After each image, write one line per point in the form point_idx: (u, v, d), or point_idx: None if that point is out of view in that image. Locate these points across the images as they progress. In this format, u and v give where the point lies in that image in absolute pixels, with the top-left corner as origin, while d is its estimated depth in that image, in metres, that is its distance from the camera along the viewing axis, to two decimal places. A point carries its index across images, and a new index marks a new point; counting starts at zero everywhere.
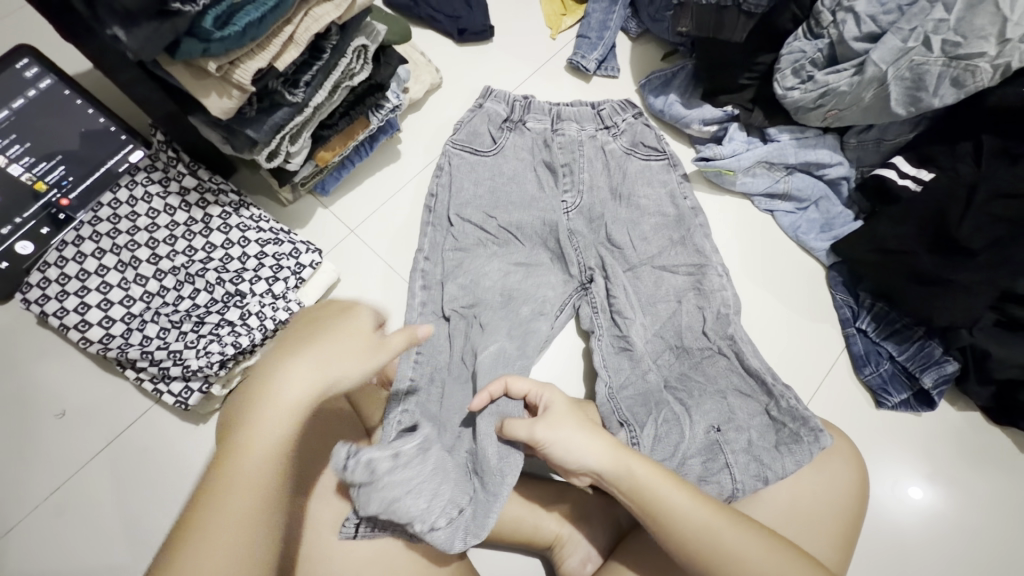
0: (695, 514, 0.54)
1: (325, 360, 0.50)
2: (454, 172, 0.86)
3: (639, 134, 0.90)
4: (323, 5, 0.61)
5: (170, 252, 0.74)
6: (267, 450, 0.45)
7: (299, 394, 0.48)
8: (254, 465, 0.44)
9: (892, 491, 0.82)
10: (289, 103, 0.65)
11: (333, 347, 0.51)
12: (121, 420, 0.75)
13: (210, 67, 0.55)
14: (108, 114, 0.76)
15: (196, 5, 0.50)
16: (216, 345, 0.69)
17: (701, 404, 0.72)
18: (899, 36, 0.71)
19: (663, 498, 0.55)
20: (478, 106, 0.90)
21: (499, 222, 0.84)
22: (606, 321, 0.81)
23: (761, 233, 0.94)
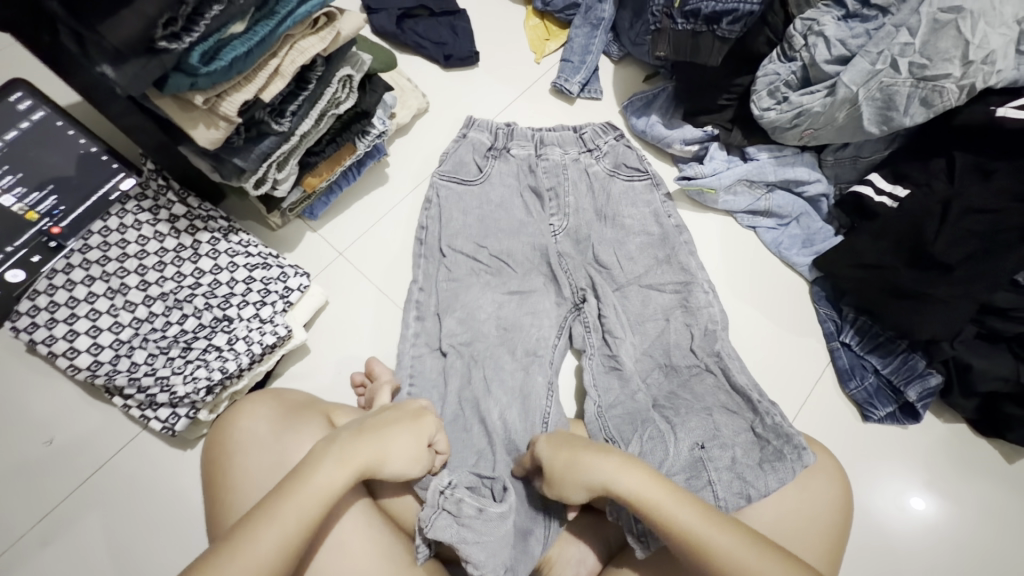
0: (699, 526, 0.54)
1: (377, 448, 0.57)
2: (444, 205, 0.87)
3: (621, 156, 0.92)
4: (308, 38, 0.63)
5: (159, 278, 0.75)
6: (305, 504, 0.50)
7: (341, 483, 0.53)
8: (291, 513, 0.49)
9: (891, 502, 0.83)
10: (276, 132, 0.66)
11: (389, 436, 0.59)
12: (109, 447, 0.75)
13: (197, 100, 0.57)
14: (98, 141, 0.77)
15: (183, 43, 0.51)
16: (204, 370, 0.69)
17: (687, 421, 0.71)
18: (867, 59, 0.73)
19: (671, 510, 0.55)
20: (462, 136, 0.92)
21: (491, 252, 0.85)
22: (599, 342, 0.82)
23: (741, 245, 0.95)
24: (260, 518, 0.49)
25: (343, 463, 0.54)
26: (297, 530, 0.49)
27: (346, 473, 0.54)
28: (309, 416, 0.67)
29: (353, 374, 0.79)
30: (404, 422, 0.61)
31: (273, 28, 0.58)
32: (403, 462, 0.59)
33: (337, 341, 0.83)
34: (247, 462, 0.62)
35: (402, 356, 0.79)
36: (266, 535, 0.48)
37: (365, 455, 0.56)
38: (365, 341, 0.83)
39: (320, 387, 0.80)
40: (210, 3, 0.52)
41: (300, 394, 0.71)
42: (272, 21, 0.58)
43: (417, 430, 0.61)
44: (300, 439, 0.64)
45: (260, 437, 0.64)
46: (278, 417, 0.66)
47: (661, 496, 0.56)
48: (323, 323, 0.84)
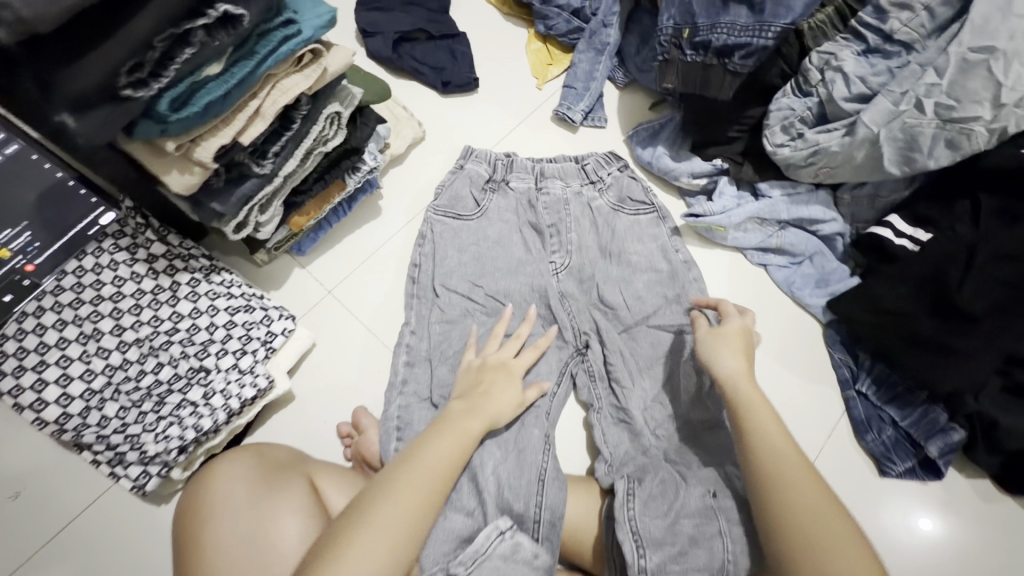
0: (773, 435, 0.60)
1: (496, 406, 0.69)
2: (437, 241, 0.83)
3: (627, 190, 0.88)
4: (292, 77, 0.59)
5: (135, 322, 0.70)
6: (452, 441, 0.62)
7: (476, 426, 0.65)
8: (444, 446, 0.61)
9: (900, 521, 0.79)
10: (257, 174, 0.62)
11: (501, 394, 0.70)
12: (79, 500, 0.70)
13: (168, 146, 0.53)
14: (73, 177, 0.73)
15: (151, 89, 0.48)
16: (177, 428, 0.66)
17: (699, 470, 0.69)
18: (890, 98, 0.69)
19: (756, 415, 0.61)
20: (459, 167, 0.88)
21: (487, 290, 0.81)
22: (604, 393, 0.79)
23: (750, 285, 0.91)
24: (424, 445, 0.61)
25: (473, 415, 0.66)
26: (454, 459, 0.61)
27: (477, 419, 0.66)
28: (289, 479, 0.63)
29: (340, 424, 0.76)
30: (502, 382, 0.72)
31: (252, 69, 0.54)
32: (508, 409, 0.70)
33: (321, 387, 0.78)
34: (222, 532, 0.58)
35: (389, 406, 0.74)
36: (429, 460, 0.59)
37: (485, 407, 0.68)
38: (350, 386, 0.79)
39: (304, 434, 0.76)
40: (182, 46, 0.48)
41: (285, 450, 0.66)
42: (251, 61, 0.54)
43: (513, 382, 0.73)
44: (277, 507, 0.60)
45: (238, 501, 0.59)
46: (257, 478, 0.61)
47: (758, 400, 0.62)
48: (307, 368, 0.79)
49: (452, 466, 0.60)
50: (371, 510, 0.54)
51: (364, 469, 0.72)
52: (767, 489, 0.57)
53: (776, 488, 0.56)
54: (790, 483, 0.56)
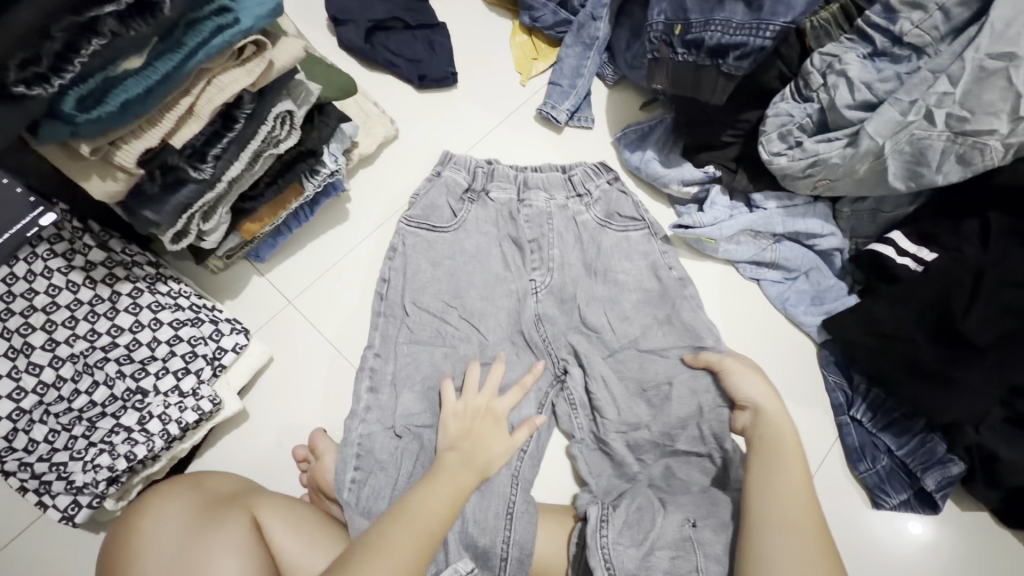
0: (787, 477, 0.58)
1: (488, 458, 0.65)
2: (409, 253, 0.77)
3: (616, 205, 0.81)
4: (231, 71, 0.52)
5: (70, 337, 0.64)
6: (449, 488, 0.59)
7: (469, 479, 0.62)
8: (443, 492, 0.59)
9: (887, 518, 0.77)
10: (196, 180, 0.56)
11: (494, 443, 0.66)
12: (4, 530, 0.63)
13: (83, 150, 0.47)
14: None
15: (51, 86, 0.42)
16: (107, 457, 0.60)
17: (678, 497, 0.64)
18: (897, 108, 0.63)
19: (780, 453, 0.60)
20: (436, 174, 0.82)
21: (461, 313, 0.75)
22: (588, 420, 0.74)
23: (743, 303, 0.85)
24: (421, 489, 0.59)
25: (468, 465, 0.63)
26: (445, 508, 0.57)
27: (472, 472, 0.62)
28: (227, 514, 0.56)
29: (296, 448, 0.71)
30: (490, 430, 0.67)
31: (180, 63, 0.48)
32: (501, 455, 0.66)
33: (279, 405, 0.73)
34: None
35: (348, 434, 0.68)
36: (425, 506, 0.57)
37: (477, 459, 0.64)
38: (310, 406, 0.74)
39: (257, 456, 0.71)
40: (89, 37, 0.42)
41: (227, 479, 0.60)
42: (178, 54, 0.47)
43: (501, 429, 0.68)
44: (210, 548, 0.53)
45: (167, 542, 0.52)
46: (192, 516, 0.54)
47: (787, 441, 0.61)
48: (262, 387, 0.74)
49: (443, 516, 0.57)
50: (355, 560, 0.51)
51: (319, 498, 0.67)
52: (753, 524, 0.56)
53: (770, 530, 0.55)
54: (783, 525, 0.55)
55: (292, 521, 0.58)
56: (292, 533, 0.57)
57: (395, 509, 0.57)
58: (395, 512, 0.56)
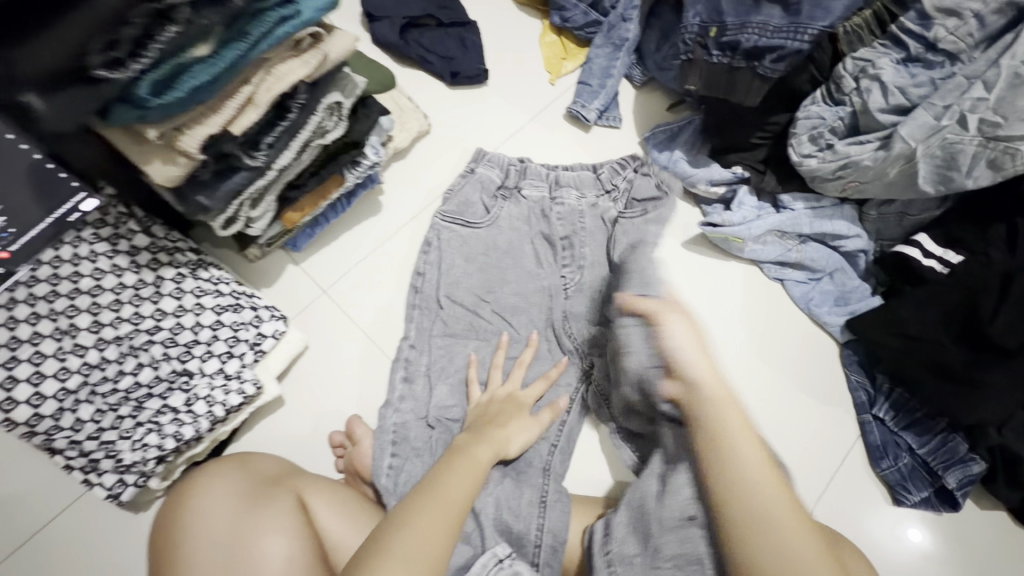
0: (750, 467, 0.50)
1: (513, 439, 0.66)
2: (444, 249, 0.79)
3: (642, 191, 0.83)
4: (288, 62, 0.54)
5: (115, 319, 0.65)
6: (469, 466, 0.58)
7: (487, 452, 0.61)
8: (464, 464, 0.58)
9: (886, 530, 0.77)
10: (248, 167, 0.58)
11: (519, 426, 0.68)
12: (48, 508, 0.66)
13: (150, 134, 0.48)
14: None
15: (127, 71, 0.43)
16: (156, 436, 0.63)
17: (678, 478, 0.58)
18: (931, 112, 0.64)
19: (733, 435, 0.52)
20: (470, 170, 0.83)
21: (494, 307, 0.77)
22: None
23: (734, 301, 0.86)
24: (439, 469, 0.58)
25: (483, 444, 0.62)
26: (471, 484, 0.57)
27: (490, 448, 0.62)
28: (275, 494, 0.58)
29: (332, 434, 0.72)
30: (513, 413, 0.69)
31: (244, 52, 0.49)
32: (521, 433, 0.67)
33: (313, 392, 0.74)
34: (199, 553, 0.52)
35: (383, 422, 0.70)
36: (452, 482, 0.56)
37: (494, 437, 0.64)
38: (345, 394, 0.75)
39: (292, 441, 0.72)
40: (164, 24, 0.43)
41: (273, 462, 0.62)
42: (243, 44, 0.48)
43: (522, 413, 0.69)
44: (261, 524, 0.55)
45: (221, 517, 0.54)
46: (242, 495, 0.56)
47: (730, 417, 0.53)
48: (299, 373, 0.75)
49: (467, 497, 0.55)
50: (394, 524, 0.50)
51: (356, 482, 0.69)
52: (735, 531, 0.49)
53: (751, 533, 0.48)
54: (767, 525, 0.48)
55: (335, 502, 0.60)
56: (338, 516, 0.59)
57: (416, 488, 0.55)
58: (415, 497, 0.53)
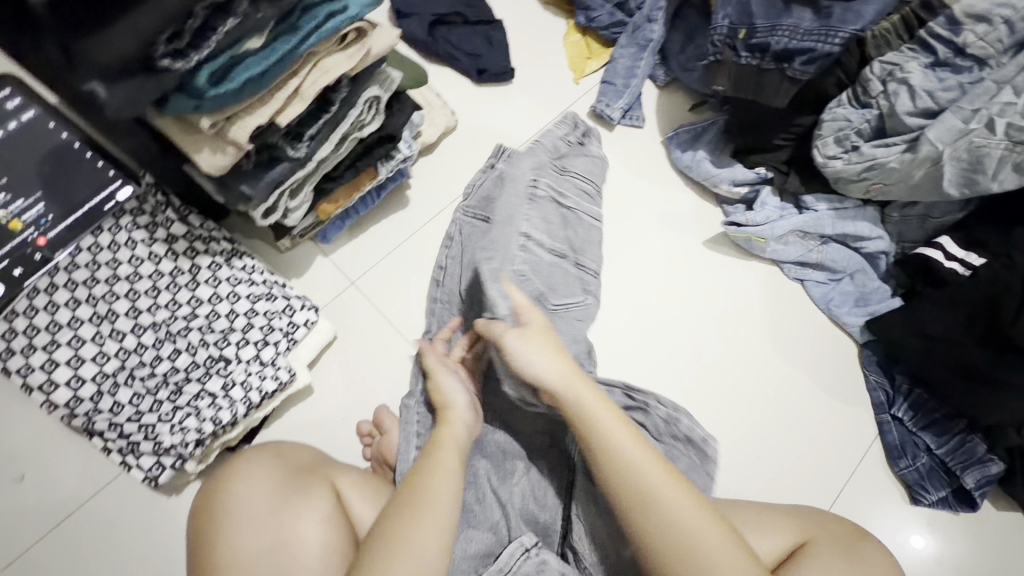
0: (627, 452, 0.54)
1: (455, 396, 0.65)
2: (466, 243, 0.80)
3: (591, 163, 0.88)
4: (334, 56, 0.55)
5: (152, 305, 0.67)
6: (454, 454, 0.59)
7: (462, 432, 0.62)
8: (451, 446, 0.60)
9: (890, 537, 0.78)
10: (290, 158, 0.59)
11: (448, 382, 0.66)
12: (85, 488, 0.67)
13: (203, 123, 0.49)
14: (70, 126, 0.65)
15: (189, 61, 0.44)
16: (195, 420, 0.64)
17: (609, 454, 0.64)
18: (960, 116, 0.66)
19: (604, 428, 0.55)
20: (490, 167, 0.85)
21: None
22: None
23: (674, 329, 0.85)
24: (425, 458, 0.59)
25: (456, 425, 0.62)
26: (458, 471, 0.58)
27: (461, 424, 0.62)
28: (311, 483, 0.59)
29: (360, 423, 0.73)
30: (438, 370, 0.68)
31: (294, 46, 0.50)
32: (453, 386, 0.66)
33: (342, 381, 0.76)
34: (241, 538, 0.54)
35: (408, 412, 0.70)
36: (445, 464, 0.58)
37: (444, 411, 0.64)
38: (373, 384, 0.76)
39: (321, 429, 0.73)
40: (224, 16, 0.44)
41: (305, 451, 0.63)
42: (294, 37, 0.50)
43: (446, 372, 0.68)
44: (301, 512, 0.56)
45: (259, 502, 0.56)
46: (279, 481, 0.58)
47: (600, 408, 0.56)
48: (328, 362, 0.76)
49: (458, 486, 0.57)
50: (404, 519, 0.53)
51: (384, 471, 0.70)
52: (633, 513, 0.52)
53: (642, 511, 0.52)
54: (656, 499, 0.52)
55: (367, 492, 0.61)
56: (373, 505, 0.60)
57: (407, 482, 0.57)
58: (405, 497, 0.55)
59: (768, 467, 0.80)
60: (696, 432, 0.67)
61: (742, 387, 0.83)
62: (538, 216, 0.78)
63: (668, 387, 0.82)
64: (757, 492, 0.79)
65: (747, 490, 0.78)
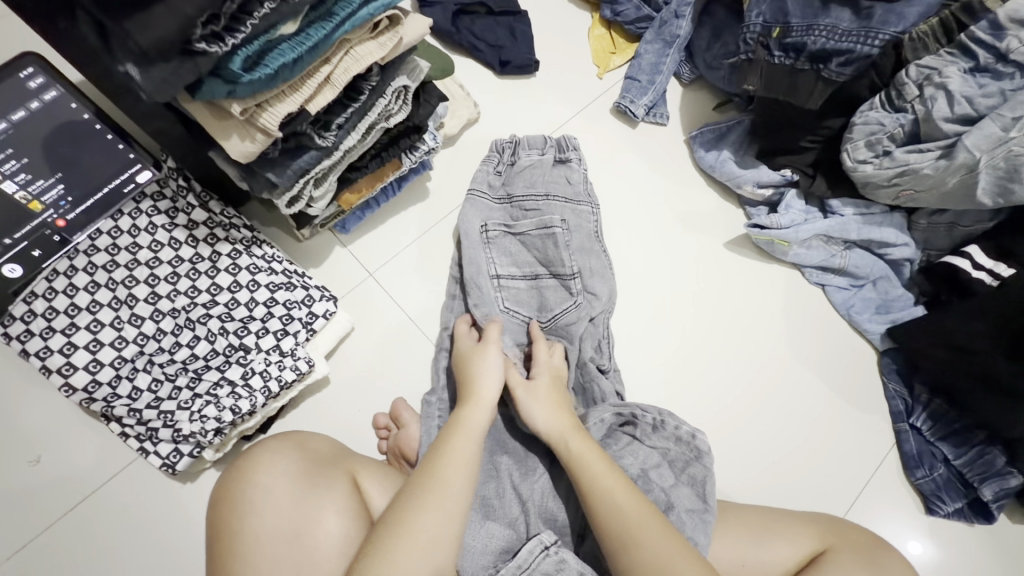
0: (612, 484, 0.56)
1: (491, 379, 0.65)
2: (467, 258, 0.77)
3: (534, 174, 0.82)
4: (366, 44, 0.54)
5: (172, 291, 0.66)
6: (468, 439, 0.59)
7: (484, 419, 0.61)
8: (469, 433, 0.60)
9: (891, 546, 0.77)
10: (318, 147, 0.58)
11: (491, 363, 0.66)
12: (101, 472, 0.67)
13: (233, 109, 0.48)
14: (85, 100, 0.61)
15: (225, 45, 0.43)
16: (214, 408, 0.63)
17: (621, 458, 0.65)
18: (1000, 123, 0.64)
19: (592, 465, 0.58)
20: (467, 194, 0.82)
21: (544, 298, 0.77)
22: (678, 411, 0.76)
23: (686, 334, 0.84)
24: (444, 445, 0.58)
25: (478, 412, 0.62)
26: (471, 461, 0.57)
27: (484, 411, 0.62)
28: (333, 475, 0.59)
29: (377, 416, 0.72)
30: (478, 352, 0.67)
31: (329, 32, 0.49)
32: (491, 366, 0.66)
33: (358, 373, 0.75)
34: (261, 530, 0.53)
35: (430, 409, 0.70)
36: (457, 454, 0.57)
37: (468, 392, 0.64)
38: (389, 377, 0.76)
39: (337, 421, 0.73)
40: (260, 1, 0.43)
41: (322, 441, 0.62)
42: (329, 24, 0.49)
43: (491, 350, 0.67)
44: (321, 506, 0.56)
45: (277, 497, 0.55)
46: (300, 472, 0.57)
47: (587, 449, 0.59)
48: (344, 354, 0.76)
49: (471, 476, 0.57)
50: (411, 508, 0.52)
51: (401, 465, 0.69)
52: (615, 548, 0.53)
53: (626, 545, 0.52)
54: (639, 530, 0.53)
55: (390, 488, 0.61)
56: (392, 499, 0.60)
57: (425, 464, 0.57)
58: (418, 482, 0.55)
59: (784, 473, 0.79)
60: (683, 429, 0.68)
61: (757, 391, 0.82)
62: (500, 255, 0.78)
63: (684, 390, 0.81)
64: (771, 497, 0.78)
65: (760, 494, 0.78)
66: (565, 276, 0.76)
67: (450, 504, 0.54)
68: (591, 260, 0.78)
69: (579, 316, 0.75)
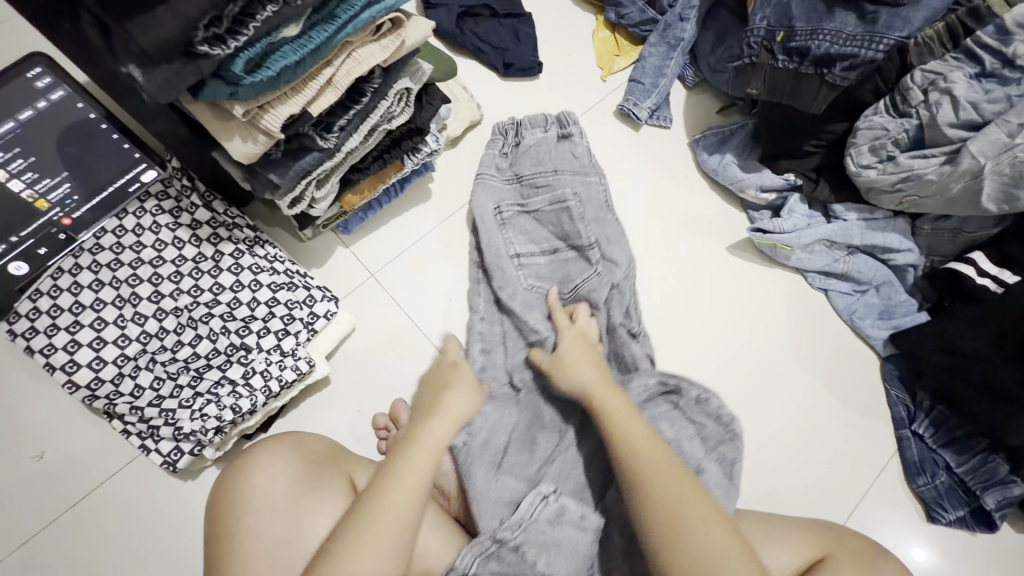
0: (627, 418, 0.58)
1: (463, 402, 0.63)
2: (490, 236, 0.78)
3: (541, 151, 0.83)
4: (368, 46, 0.54)
5: (174, 291, 0.67)
6: (429, 444, 0.56)
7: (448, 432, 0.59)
8: (431, 439, 0.57)
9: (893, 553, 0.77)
10: (319, 148, 0.58)
11: (468, 397, 0.64)
12: (103, 469, 0.67)
13: (236, 111, 0.49)
14: (97, 105, 0.63)
15: (227, 47, 0.43)
16: (214, 407, 0.63)
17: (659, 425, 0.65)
18: (1005, 129, 0.63)
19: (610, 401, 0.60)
20: (477, 178, 0.82)
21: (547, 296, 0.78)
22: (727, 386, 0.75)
23: (688, 337, 0.84)
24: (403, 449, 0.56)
25: (440, 424, 0.59)
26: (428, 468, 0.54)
27: (450, 424, 0.60)
28: (332, 476, 0.59)
29: (377, 416, 0.72)
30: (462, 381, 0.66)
31: (331, 35, 0.49)
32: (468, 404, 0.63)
33: (359, 373, 0.76)
34: (257, 529, 0.54)
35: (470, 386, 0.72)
36: (415, 458, 0.55)
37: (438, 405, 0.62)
38: (390, 378, 0.76)
39: (337, 422, 0.73)
40: (263, 4, 0.43)
41: (322, 442, 0.62)
42: (331, 27, 0.49)
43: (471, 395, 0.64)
44: (318, 506, 0.56)
45: (276, 495, 0.55)
46: (298, 472, 0.58)
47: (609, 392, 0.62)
48: (345, 354, 0.76)
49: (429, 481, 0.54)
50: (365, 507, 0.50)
51: None
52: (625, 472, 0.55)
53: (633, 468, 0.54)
54: (647, 458, 0.54)
55: None
56: None
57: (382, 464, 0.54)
58: (377, 476, 0.53)
59: (785, 479, 0.79)
60: (727, 410, 0.65)
61: (758, 396, 0.82)
62: (516, 234, 0.79)
63: None
64: (771, 503, 0.78)
65: (760, 500, 0.78)
66: (583, 246, 0.78)
67: (400, 500, 0.51)
68: (607, 229, 0.79)
69: (600, 283, 0.76)
